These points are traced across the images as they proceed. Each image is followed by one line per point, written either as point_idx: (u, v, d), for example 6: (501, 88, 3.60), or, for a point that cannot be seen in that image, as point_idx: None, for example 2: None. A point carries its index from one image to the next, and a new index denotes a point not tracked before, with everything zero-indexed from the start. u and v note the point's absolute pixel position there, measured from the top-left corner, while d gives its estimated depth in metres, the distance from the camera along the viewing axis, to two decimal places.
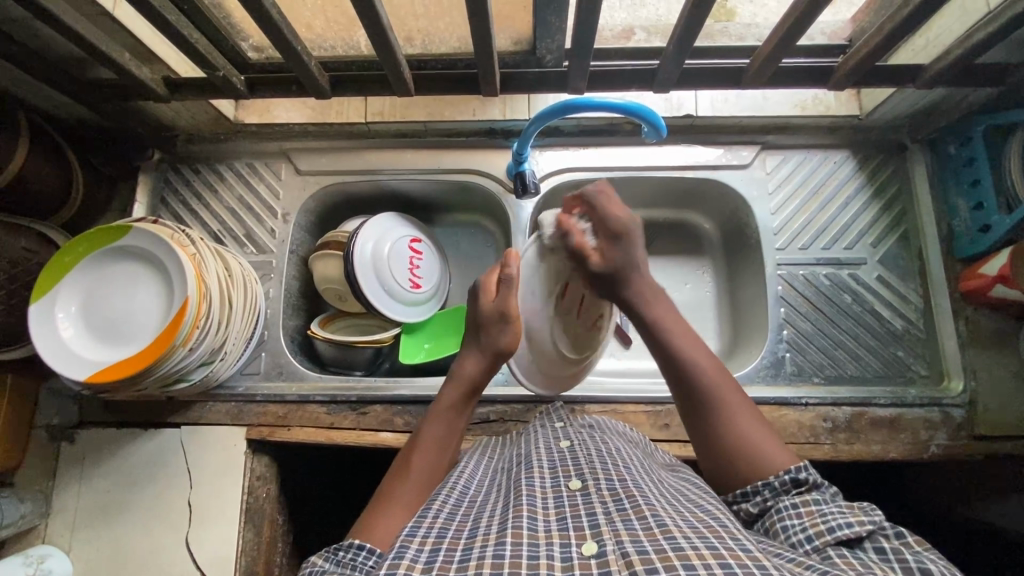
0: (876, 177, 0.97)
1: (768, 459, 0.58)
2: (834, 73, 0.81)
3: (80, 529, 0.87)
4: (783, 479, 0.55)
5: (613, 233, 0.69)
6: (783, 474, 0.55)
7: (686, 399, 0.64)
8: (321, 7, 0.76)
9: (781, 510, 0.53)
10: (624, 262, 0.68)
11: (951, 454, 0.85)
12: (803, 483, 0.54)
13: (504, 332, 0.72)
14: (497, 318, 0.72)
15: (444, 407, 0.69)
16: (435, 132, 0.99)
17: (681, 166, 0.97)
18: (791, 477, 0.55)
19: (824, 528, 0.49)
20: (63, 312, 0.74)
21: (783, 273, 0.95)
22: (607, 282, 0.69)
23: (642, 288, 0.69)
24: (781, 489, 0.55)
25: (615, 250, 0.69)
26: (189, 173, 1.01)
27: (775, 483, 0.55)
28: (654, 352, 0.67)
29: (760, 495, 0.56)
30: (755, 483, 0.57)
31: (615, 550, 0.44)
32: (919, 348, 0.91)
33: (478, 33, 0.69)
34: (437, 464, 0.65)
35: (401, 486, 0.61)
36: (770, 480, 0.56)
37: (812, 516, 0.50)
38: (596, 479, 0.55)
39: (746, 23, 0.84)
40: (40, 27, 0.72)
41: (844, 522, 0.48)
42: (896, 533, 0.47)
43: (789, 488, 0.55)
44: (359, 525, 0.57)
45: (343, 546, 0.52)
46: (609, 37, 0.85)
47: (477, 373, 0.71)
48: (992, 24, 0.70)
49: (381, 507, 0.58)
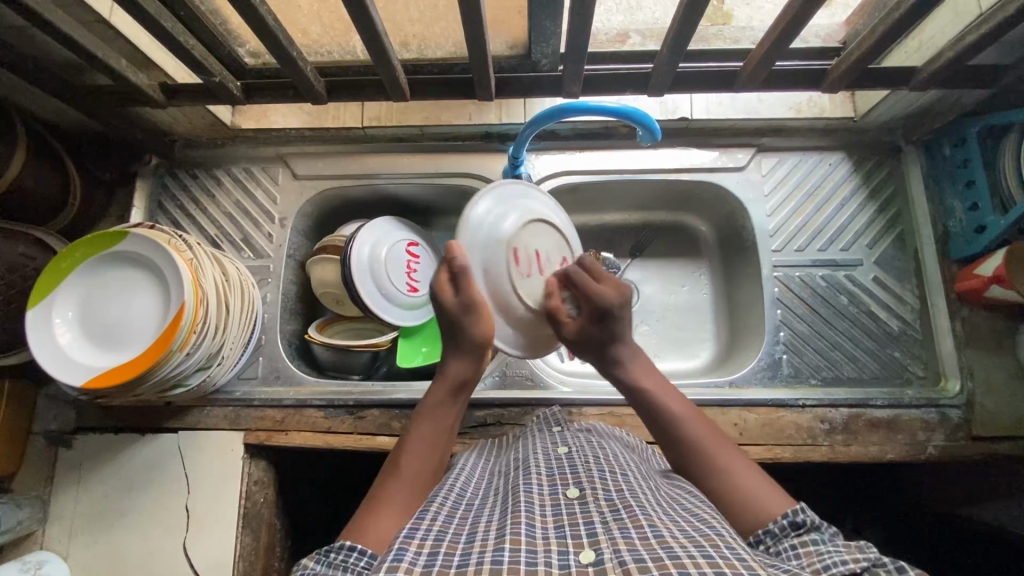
0: (871, 179, 0.97)
1: (764, 505, 0.56)
2: (828, 75, 0.81)
3: (77, 535, 0.87)
4: (781, 523, 0.53)
5: (601, 312, 0.70)
6: (781, 518, 0.54)
7: (671, 449, 0.65)
8: (316, 13, 0.76)
9: (781, 552, 0.52)
10: (611, 335, 0.71)
11: (949, 456, 0.85)
12: (801, 525, 0.53)
13: (474, 324, 0.69)
14: (461, 309, 0.69)
15: (433, 406, 0.69)
16: (432, 136, 0.99)
17: (677, 168, 0.98)
18: (789, 520, 0.53)
19: (820, 566, 0.48)
20: (61, 316, 0.75)
21: (780, 275, 0.95)
22: (592, 349, 0.72)
23: (628, 357, 0.72)
24: (781, 534, 0.53)
25: (603, 324, 0.71)
26: (187, 178, 1.01)
27: (775, 527, 0.53)
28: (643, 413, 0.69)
29: (762, 542, 0.54)
30: (758, 530, 0.55)
31: (612, 558, 0.44)
32: (916, 349, 0.92)
33: (473, 37, 0.70)
34: (429, 464, 0.65)
35: (395, 486, 0.61)
36: (770, 526, 0.54)
37: (811, 557, 0.50)
38: (595, 490, 0.55)
39: (742, 26, 0.84)
40: (37, 35, 0.72)
41: (839, 560, 0.48)
42: (898, 568, 0.46)
43: (789, 531, 0.53)
44: (353, 526, 0.56)
45: (335, 548, 0.52)
46: (604, 41, 0.86)
47: (465, 373, 0.71)
48: (982, 27, 0.70)
49: (374, 509, 0.58)
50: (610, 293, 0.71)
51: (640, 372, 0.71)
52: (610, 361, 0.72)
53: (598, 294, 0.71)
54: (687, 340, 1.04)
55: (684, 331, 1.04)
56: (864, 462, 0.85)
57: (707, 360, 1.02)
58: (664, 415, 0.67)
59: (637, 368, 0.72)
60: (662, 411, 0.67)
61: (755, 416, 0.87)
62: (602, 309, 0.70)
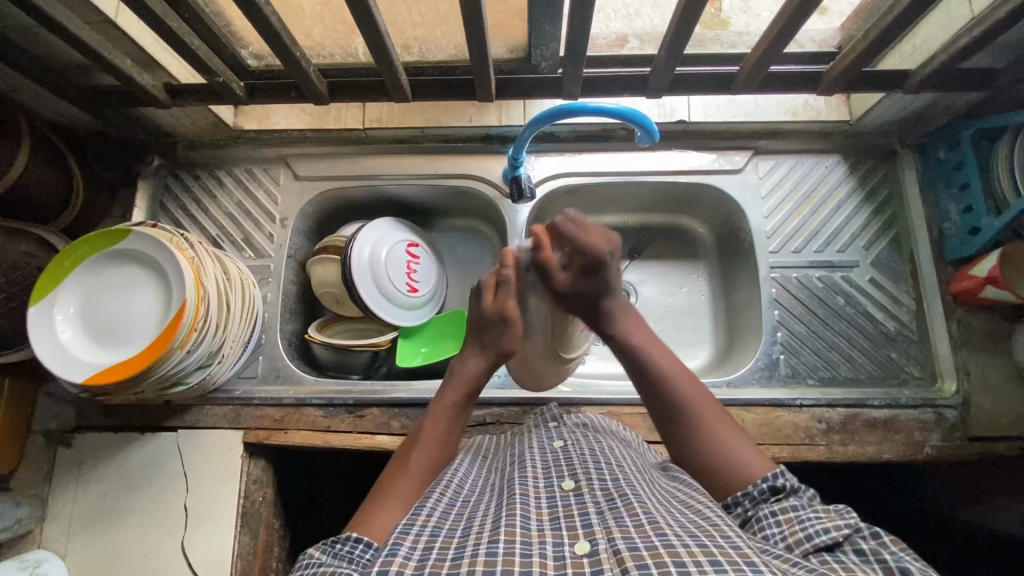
0: (867, 182, 0.98)
1: (752, 470, 0.58)
2: (823, 78, 0.82)
3: (75, 534, 0.87)
4: (761, 488, 0.56)
5: (589, 263, 0.67)
6: (761, 483, 0.56)
7: (655, 402, 0.66)
8: (320, 16, 0.77)
9: (761, 519, 0.53)
10: (597, 292, 0.69)
11: (946, 455, 0.85)
12: (780, 489, 0.55)
13: (506, 336, 0.72)
14: (497, 319, 0.71)
15: (445, 404, 0.68)
16: (433, 138, 1.01)
17: (674, 170, 0.99)
18: (768, 485, 0.56)
19: (802, 536, 0.50)
20: (62, 313, 0.75)
21: (777, 276, 0.96)
22: (579, 303, 0.70)
23: (616, 307, 0.70)
24: (761, 497, 0.55)
25: (590, 275, 0.68)
26: (188, 179, 1.02)
27: (754, 491, 0.56)
28: (627, 366, 0.69)
29: (741, 505, 0.56)
30: (737, 493, 0.57)
31: (607, 548, 0.45)
32: (912, 350, 0.92)
33: (474, 39, 0.71)
34: (435, 462, 0.64)
35: (397, 484, 0.60)
36: (749, 490, 0.56)
37: (792, 524, 0.51)
38: (590, 479, 0.56)
39: (738, 31, 0.87)
40: (44, 35, 0.73)
41: (821, 529, 0.49)
42: (874, 533, 0.48)
43: (767, 496, 0.55)
44: (354, 521, 0.57)
45: (342, 538, 0.52)
46: (603, 45, 0.88)
47: (478, 373, 0.71)
48: (976, 30, 0.71)
49: (374, 505, 0.58)
50: (599, 243, 0.68)
51: (631, 327, 0.70)
52: (597, 316, 0.70)
53: (588, 243, 0.67)
54: (685, 341, 1.04)
55: (682, 332, 1.05)
56: (862, 461, 0.85)
57: (706, 361, 1.03)
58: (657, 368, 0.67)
59: (626, 320, 0.71)
60: (655, 366, 0.67)
61: (754, 415, 0.87)
62: (591, 263, 0.67)
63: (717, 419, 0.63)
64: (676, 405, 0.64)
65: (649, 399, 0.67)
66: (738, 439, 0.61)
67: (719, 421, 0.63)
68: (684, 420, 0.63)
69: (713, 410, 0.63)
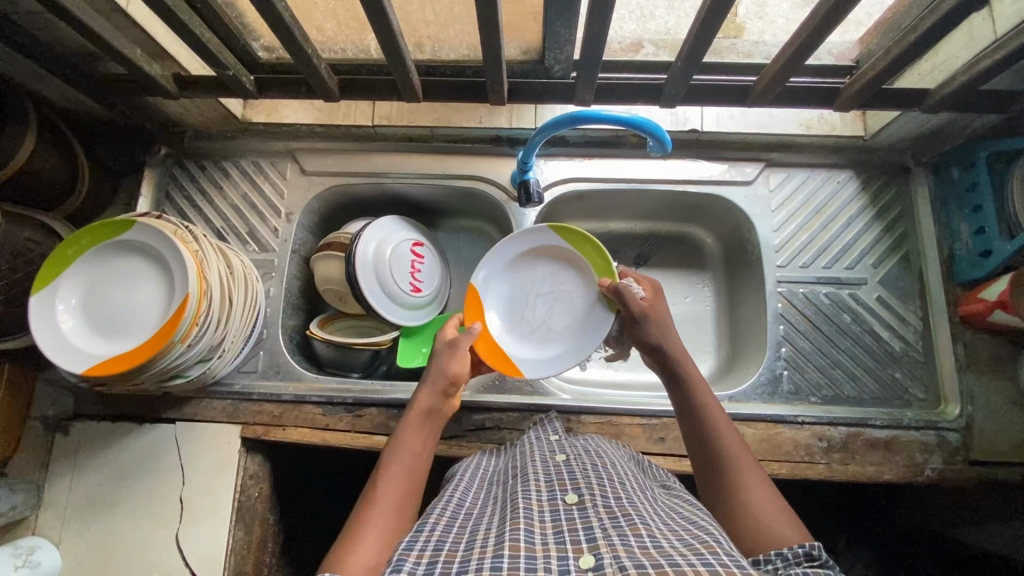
0: (878, 199, 0.97)
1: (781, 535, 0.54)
2: (840, 94, 0.81)
3: (69, 523, 0.87)
4: (795, 551, 0.50)
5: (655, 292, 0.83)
6: (798, 546, 0.51)
7: (702, 455, 0.66)
8: (332, 10, 0.76)
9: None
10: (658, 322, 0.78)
11: (946, 479, 0.84)
12: (816, 559, 0.50)
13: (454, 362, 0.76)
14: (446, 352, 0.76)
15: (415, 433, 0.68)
16: (441, 137, 1.00)
17: (684, 179, 0.98)
18: (804, 549, 0.50)
19: None
20: (64, 303, 0.74)
21: (783, 290, 0.95)
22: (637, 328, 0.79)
23: (679, 352, 0.75)
24: (794, 560, 0.50)
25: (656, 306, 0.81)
26: (194, 169, 1.01)
27: (788, 552, 0.51)
28: (681, 410, 0.70)
29: (770, 564, 0.51)
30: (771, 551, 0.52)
31: (612, 562, 0.44)
32: (917, 370, 0.91)
33: (488, 42, 0.69)
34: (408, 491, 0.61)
35: (377, 512, 0.58)
36: (783, 549, 0.51)
37: None
38: (593, 495, 0.55)
39: (754, 40, 0.85)
40: (53, 21, 0.72)
41: None
42: None
43: (802, 561, 0.50)
44: (333, 560, 0.52)
45: None
46: (618, 49, 0.86)
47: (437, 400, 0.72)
48: (996, 53, 0.70)
49: (350, 539, 0.54)
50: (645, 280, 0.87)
51: (691, 371, 0.73)
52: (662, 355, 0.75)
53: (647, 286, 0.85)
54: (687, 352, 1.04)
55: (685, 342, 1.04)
56: (862, 482, 0.84)
57: (707, 373, 1.02)
58: (698, 411, 0.69)
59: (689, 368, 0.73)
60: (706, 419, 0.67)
61: (754, 432, 0.86)
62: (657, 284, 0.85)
63: (754, 482, 0.61)
64: (722, 460, 0.63)
65: (695, 451, 0.67)
66: (772, 504, 0.58)
67: (753, 476, 0.61)
68: (714, 465, 0.64)
69: (747, 464, 0.63)
